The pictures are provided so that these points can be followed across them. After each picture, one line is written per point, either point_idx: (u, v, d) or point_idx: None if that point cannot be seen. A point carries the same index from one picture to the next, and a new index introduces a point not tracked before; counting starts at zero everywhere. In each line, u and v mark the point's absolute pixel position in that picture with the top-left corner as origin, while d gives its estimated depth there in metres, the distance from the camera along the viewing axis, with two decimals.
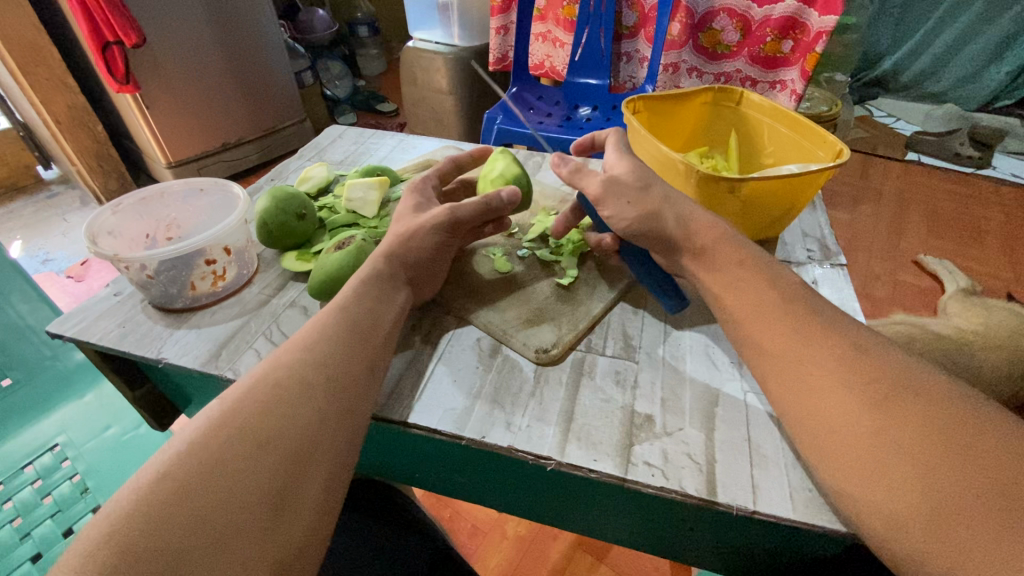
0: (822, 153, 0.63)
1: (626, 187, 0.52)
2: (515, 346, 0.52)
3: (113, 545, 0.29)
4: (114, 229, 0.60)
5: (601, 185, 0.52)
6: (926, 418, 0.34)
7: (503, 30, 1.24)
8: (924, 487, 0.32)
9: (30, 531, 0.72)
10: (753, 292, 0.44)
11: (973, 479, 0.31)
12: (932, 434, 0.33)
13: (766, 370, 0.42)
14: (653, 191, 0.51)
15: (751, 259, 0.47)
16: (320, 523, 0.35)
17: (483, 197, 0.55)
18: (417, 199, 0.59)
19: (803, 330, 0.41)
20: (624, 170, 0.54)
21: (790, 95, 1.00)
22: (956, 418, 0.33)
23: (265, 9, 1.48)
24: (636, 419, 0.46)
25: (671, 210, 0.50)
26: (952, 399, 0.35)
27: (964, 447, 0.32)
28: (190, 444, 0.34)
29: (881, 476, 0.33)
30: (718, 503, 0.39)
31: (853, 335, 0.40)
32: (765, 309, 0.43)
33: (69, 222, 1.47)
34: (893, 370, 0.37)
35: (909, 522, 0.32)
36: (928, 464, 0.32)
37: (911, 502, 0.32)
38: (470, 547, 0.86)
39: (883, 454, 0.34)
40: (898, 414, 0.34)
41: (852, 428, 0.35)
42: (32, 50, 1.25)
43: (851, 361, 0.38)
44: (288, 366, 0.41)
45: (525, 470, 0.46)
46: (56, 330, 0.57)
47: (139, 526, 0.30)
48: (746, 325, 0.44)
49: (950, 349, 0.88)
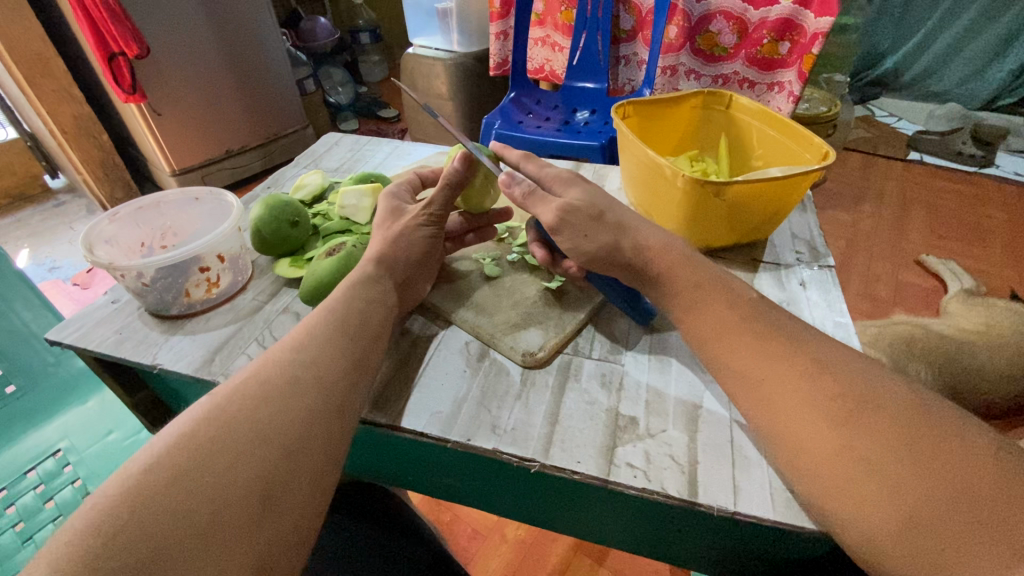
0: (809, 155, 0.64)
1: (583, 216, 0.50)
2: (502, 349, 0.53)
3: (102, 530, 0.30)
4: (112, 238, 0.62)
5: (555, 214, 0.50)
6: (899, 430, 0.34)
7: (502, 35, 1.25)
8: (894, 498, 0.32)
9: (33, 534, 0.74)
10: (727, 303, 0.44)
11: (942, 491, 0.31)
12: (902, 447, 0.33)
13: (736, 383, 0.42)
14: (607, 219, 0.50)
15: (724, 272, 0.47)
16: (305, 517, 0.36)
17: (445, 183, 0.56)
18: (395, 202, 0.60)
19: (773, 343, 0.41)
20: (579, 196, 0.52)
21: (787, 97, 1.01)
22: (931, 431, 0.34)
23: (266, 18, 1.50)
24: (619, 422, 0.46)
25: (627, 239, 0.49)
26: (923, 413, 0.35)
27: (937, 460, 0.32)
28: (180, 435, 0.35)
29: (852, 491, 0.33)
30: (698, 503, 0.40)
31: (823, 348, 0.40)
32: (739, 323, 0.43)
33: (75, 231, 1.49)
34: (861, 384, 0.37)
35: (882, 536, 0.32)
36: (899, 476, 0.32)
37: (884, 514, 0.32)
38: (470, 551, 0.86)
39: (858, 469, 0.34)
40: (870, 426, 0.35)
41: (823, 444, 0.35)
42: (38, 61, 1.28)
43: (821, 374, 0.38)
44: (279, 364, 0.42)
45: (512, 472, 0.46)
46: (55, 337, 0.58)
47: (123, 516, 0.31)
48: (711, 342, 0.44)
49: (949, 350, 0.89)
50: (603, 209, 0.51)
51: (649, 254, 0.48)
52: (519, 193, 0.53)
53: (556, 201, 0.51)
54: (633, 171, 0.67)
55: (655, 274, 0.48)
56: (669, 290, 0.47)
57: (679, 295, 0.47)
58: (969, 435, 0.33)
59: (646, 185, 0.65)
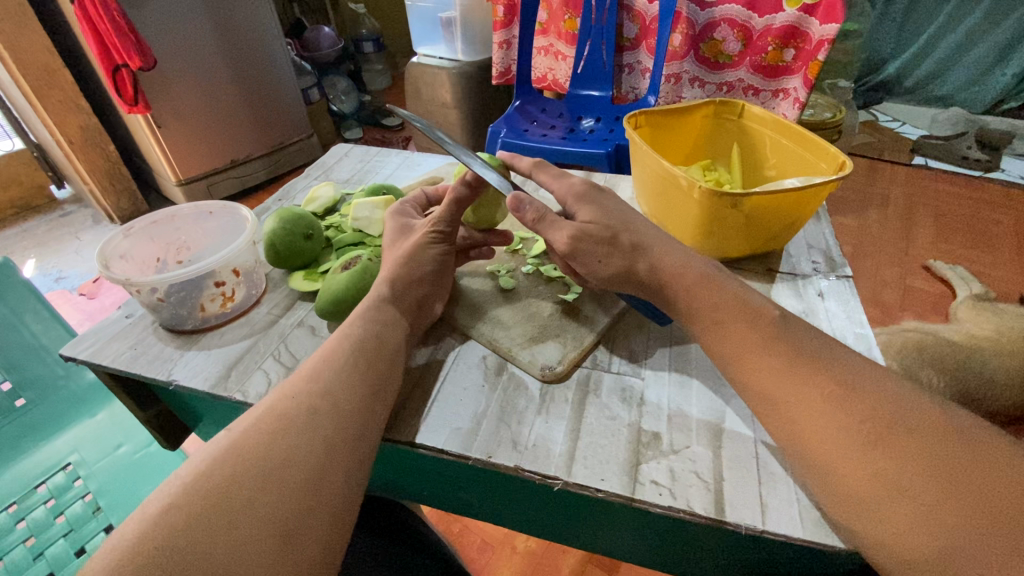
0: (824, 165, 0.64)
1: (596, 240, 0.49)
2: (521, 363, 0.53)
3: (122, 571, 0.29)
4: (126, 253, 0.62)
5: (569, 239, 0.49)
6: (930, 455, 0.33)
7: (506, 44, 1.25)
8: (928, 526, 0.31)
9: (43, 550, 0.73)
10: (745, 321, 0.44)
11: (978, 519, 0.31)
12: (934, 473, 0.33)
13: (762, 404, 0.41)
14: (622, 240, 0.49)
15: (743, 286, 0.47)
16: (329, 546, 0.36)
17: (453, 199, 0.55)
18: (402, 220, 0.61)
19: (794, 362, 0.40)
20: (590, 216, 0.51)
21: (792, 103, 1.00)
22: (961, 454, 0.33)
23: (271, 27, 1.50)
24: (642, 438, 0.46)
25: (644, 261, 0.49)
26: (952, 434, 0.34)
27: (969, 485, 0.32)
28: (197, 473, 0.35)
29: (883, 519, 0.33)
30: (726, 521, 0.39)
31: (848, 367, 0.40)
32: (759, 342, 0.42)
33: (82, 240, 1.50)
34: (887, 404, 0.37)
35: (916, 564, 0.31)
36: (932, 503, 0.32)
37: (916, 542, 0.31)
38: (480, 562, 0.85)
39: (889, 496, 0.33)
40: (900, 451, 0.34)
41: (851, 467, 0.35)
42: (45, 73, 1.28)
43: (846, 396, 0.38)
44: (294, 394, 0.41)
45: (533, 490, 0.46)
46: (69, 353, 0.58)
47: (145, 556, 0.30)
48: (731, 362, 0.43)
49: (961, 357, 0.88)
50: (617, 230, 0.50)
51: (667, 269, 0.48)
52: (529, 216, 0.50)
53: (570, 225, 0.50)
54: (646, 181, 0.66)
55: (674, 288, 0.48)
56: (686, 309, 0.47)
57: (700, 313, 0.46)
58: (1001, 455, 0.33)
59: (660, 196, 0.64)
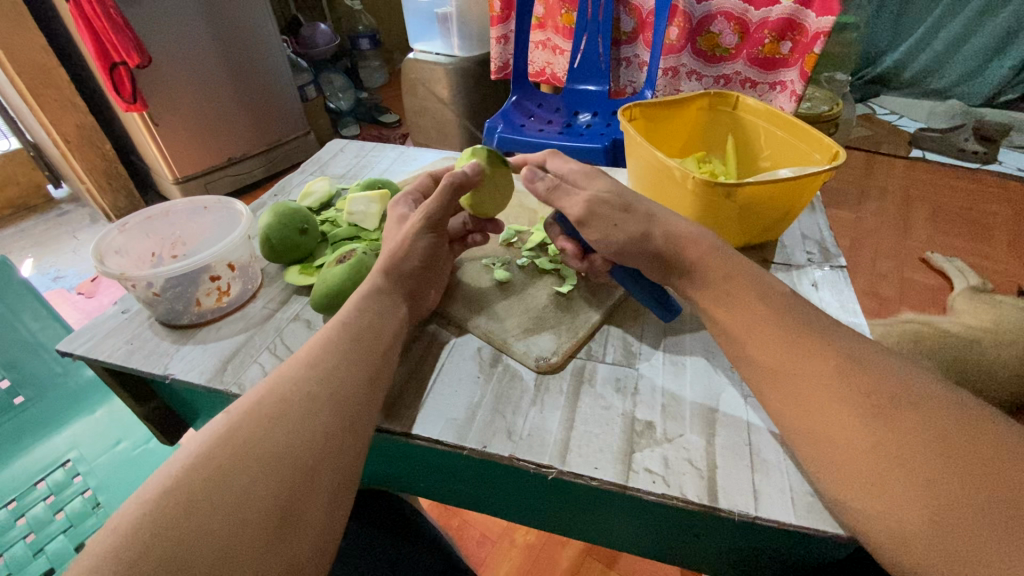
0: (818, 155, 0.64)
1: (610, 208, 0.50)
2: (516, 354, 0.53)
3: (119, 556, 0.30)
4: (121, 248, 0.62)
5: (584, 206, 0.51)
6: (931, 429, 0.34)
7: (503, 39, 1.25)
8: (927, 495, 0.32)
9: (43, 546, 0.74)
10: (744, 305, 0.44)
11: (978, 491, 0.31)
12: (938, 445, 0.33)
13: (761, 385, 0.42)
14: (637, 210, 0.50)
15: (743, 269, 0.46)
16: (323, 532, 0.36)
17: (448, 179, 0.55)
18: (399, 211, 0.61)
19: (792, 346, 0.40)
20: (604, 188, 0.52)
21: (790, 96, 1.00)
22: (963, 428, 0.33)
23: (267, 24, 1.50)
24: (636, 426, 0.46)
25: (658, 228, 0.49)
26: (955, 410, 0.34)
27: (972, 455, 0.32)
28: (192, 458, 0.35)
29: (883, 491, 0.33)
30: (719, 508, 0.40)
31: (849, 348, 0.40)
32: (759, 325, 0.43)
33: (79, 240, 1.49)
34: (891, 379, 0.37)
35: (915, 535, 0.31)
36: (934, 474, 0.32)
37: (916, 511, 0.32)
38: (479, 556, 0.86)
39: (891, 472, 0.33)
40: (904, 425, 0.34)
41: (853, 450, 0.35)
42: (41, 71, 1.28)
43: (849, 371, 0.38)
44: (290, 381, 0.41)
45: (527, 480, 0.46)
46: (66, 348, 0.58)
47: (138, 543, 0.30)
48: (744, 334, 0.43)
49: (956, 349, 0.89)
50: (630, 201, 0.51)
51: (667, 253, 0.48)
52: (542, 187, 0.53)
53: (583, 196, 0.51)
54: (641, 173, 0.66)
55: None
56: None
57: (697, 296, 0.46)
58: (999, 432, 0.33)
59: (655, 186, 0.64)
